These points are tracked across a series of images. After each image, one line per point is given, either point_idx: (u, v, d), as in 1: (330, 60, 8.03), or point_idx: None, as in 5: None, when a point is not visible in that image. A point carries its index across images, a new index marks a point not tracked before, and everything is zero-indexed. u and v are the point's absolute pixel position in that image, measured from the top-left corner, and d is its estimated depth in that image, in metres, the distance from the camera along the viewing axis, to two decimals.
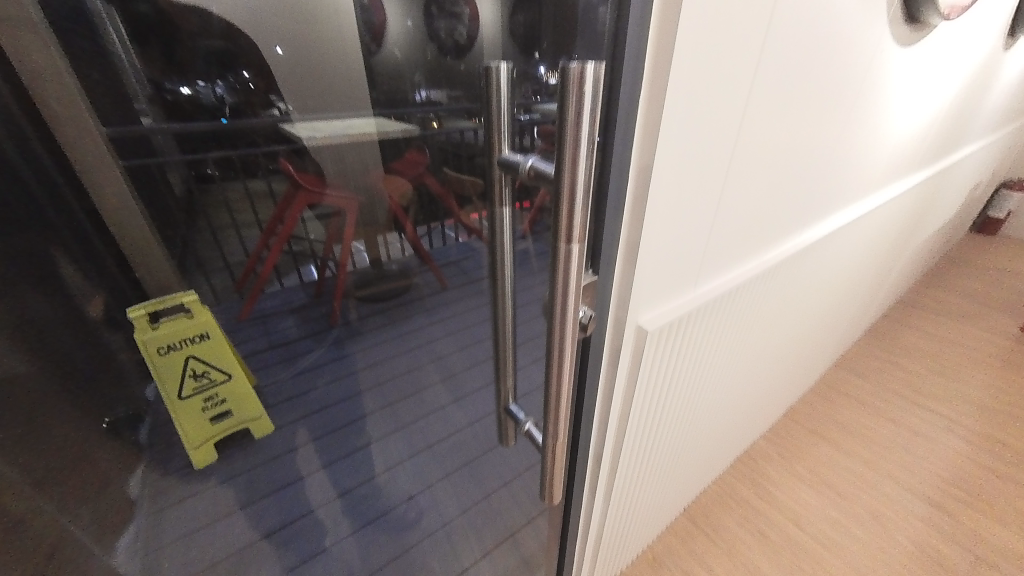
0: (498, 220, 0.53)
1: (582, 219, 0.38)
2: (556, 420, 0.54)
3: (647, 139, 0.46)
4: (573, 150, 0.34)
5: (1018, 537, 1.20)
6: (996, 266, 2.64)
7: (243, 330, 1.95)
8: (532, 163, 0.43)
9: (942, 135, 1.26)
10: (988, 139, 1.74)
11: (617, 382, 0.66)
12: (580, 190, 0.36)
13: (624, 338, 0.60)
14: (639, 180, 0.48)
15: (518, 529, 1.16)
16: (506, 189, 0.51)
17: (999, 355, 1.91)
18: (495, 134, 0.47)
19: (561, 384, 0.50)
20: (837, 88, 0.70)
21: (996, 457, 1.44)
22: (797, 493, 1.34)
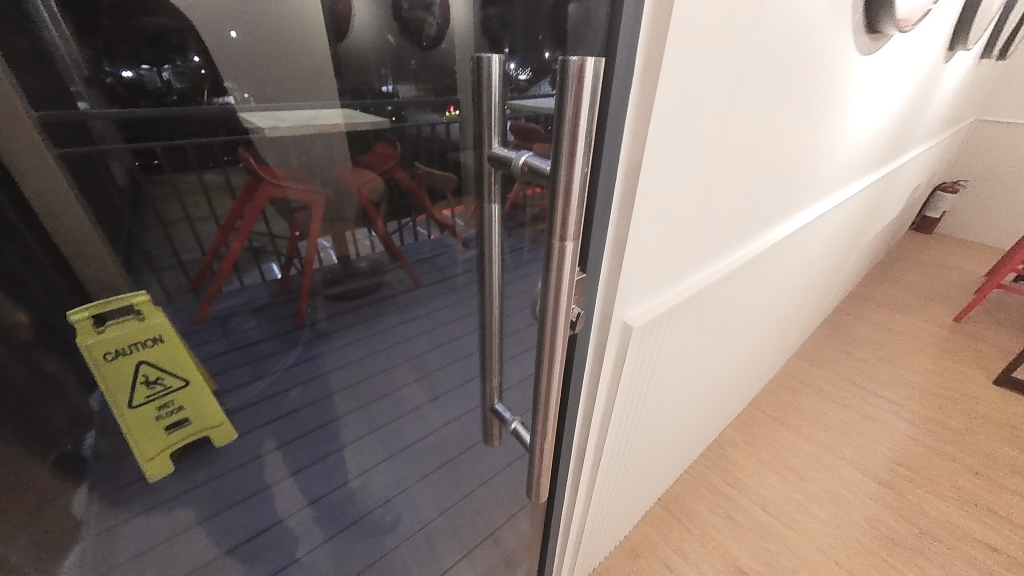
0: (487, 217, 0.52)
1: (577, 216, 0.37)
2: (545, 420, 0.53)
3: (637, 137, 0.46)
4: (571, 145, 0.33)
5: (955, 509, 1.31)
6: (933, 261, 2.87)
7: (200, 332, 1.83)
8: (527, 159, 0.42)
9: (892, 139, 1.35)
10: (928, 145, 1.88)
11: (601, 378, 0.66)
12: (577, 188, 0.35)
13: (610, 335, 0.60)
14: (628, 177, 0.48)
15: (499, 527, 1.16)
16: (495, 185, 0.50)
17: (937, 343, 2.08)
18: (486, 129, 0.46)
19: (550, 385, 0.50)
20: (807, 91, 0.73)
21: (935, 437, 1.57)
22: (761, 477, 1.41)
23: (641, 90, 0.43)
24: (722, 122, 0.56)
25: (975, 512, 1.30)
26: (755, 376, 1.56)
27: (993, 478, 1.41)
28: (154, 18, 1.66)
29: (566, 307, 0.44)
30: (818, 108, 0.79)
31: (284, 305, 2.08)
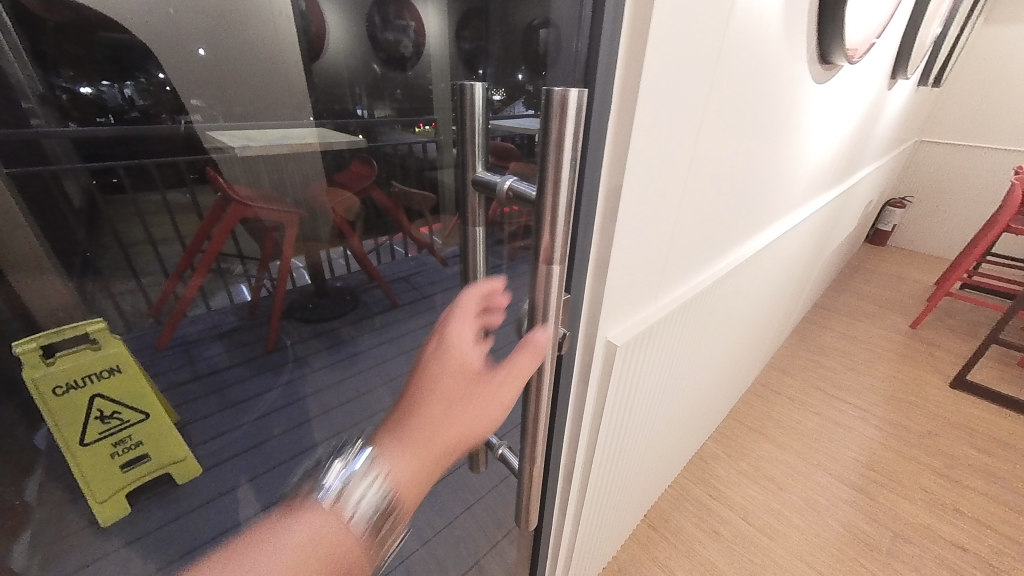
0: (471, 238, 0.52)
1: (563, 241, 0.38)
2: (533, 444, 0.52)
3: (616, 160, 0.47)
4: (555, 169, 0.34)
5: (924, 510, 1.36)
6: (887, 272, 3.04)
7: (162, 360, 1.73)
8: (512, 184, 0.43)
9: (845, 160, 1.44)
10: (877, 164, 2.02)
11: (587, 396, 0.66)
12: (564, 212, 0.35)
13: (594, 354, 0.60)
14: (609, 198, 0.49)
15: (483, 555, 1.13)
16: (480, 207, 0.50)
17: (896, 350, 2.19)
18: (470, 154, 0.46)
19: (538, 408, 0.49)
20: (769, 117, 0.77)
21: (902, 441, 1.63)
22: (742, 489, 1.42)
23: (620, 118, 0.45)
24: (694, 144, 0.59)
25: (944, 513, 1.35)
26: (731, 387, 1.59)
27: (957, 478, 1.48)
28: (120, 34, 1.54)
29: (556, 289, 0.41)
30: (780, 131, 0.84)
31: (254, 329, 2.00)
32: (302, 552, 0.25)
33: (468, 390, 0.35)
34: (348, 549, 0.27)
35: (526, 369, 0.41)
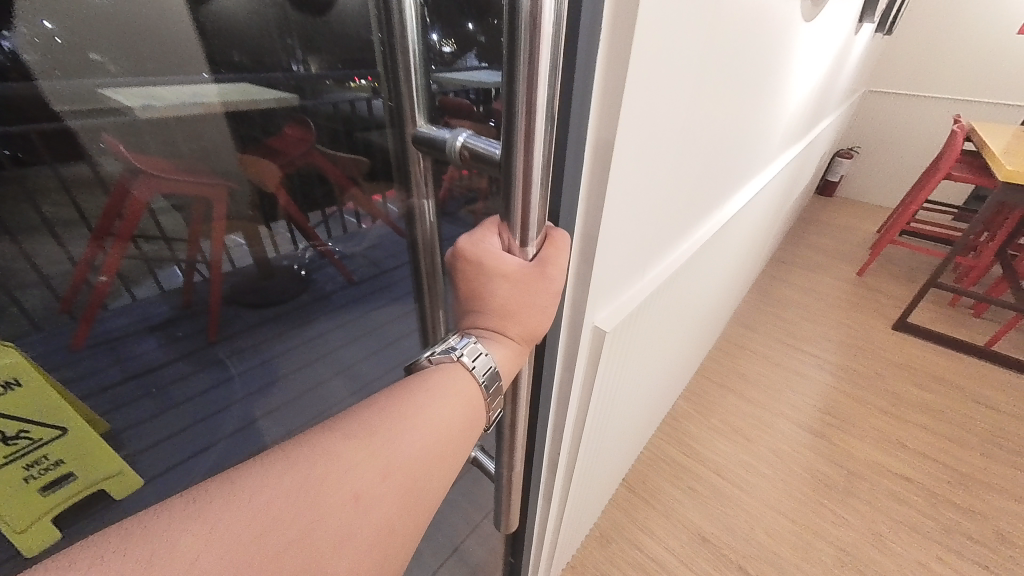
0: (420, 209, 0.52)
1: (542, 197, 0.36)
2: (511, 453, 0.55)
3: (608, 112, 0.37)
4: (529, 115, 0.31)
5: (875, 448, 1.47)
6: (836, 223, 3.18)
7: (82, 363, 1.55)
8: (466, 142, 0.40)
9: (813, 109, 1.40)
10: (836, 114, 2.02)
11: (573, 385, 0.59)
12: (538, 173, 0.33)
13: (580, 342, 0.52)
14: (597, 162, 0.39)
15: (464, 540, 1.09)
16: (426, 174, 0.49)
17: (846, 298, 2.31)
18: (412, 108, 0.44)
19: (516, 413, 0.52)
20: (763, 60, 0.69)
21: (853, 384, 1.74)
22: (713, 443, 1.47)
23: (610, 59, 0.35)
24: (690, 96, 0.50)
25: (892, 450, 1.46)
26: (701, 344, 1.61)
27: (902, 415, 1.60)
28: None
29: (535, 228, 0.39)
30: (767, 81, 0.76)
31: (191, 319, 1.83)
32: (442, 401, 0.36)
33: (519, 274, 0.40)
34: (469, 407, 0.38)
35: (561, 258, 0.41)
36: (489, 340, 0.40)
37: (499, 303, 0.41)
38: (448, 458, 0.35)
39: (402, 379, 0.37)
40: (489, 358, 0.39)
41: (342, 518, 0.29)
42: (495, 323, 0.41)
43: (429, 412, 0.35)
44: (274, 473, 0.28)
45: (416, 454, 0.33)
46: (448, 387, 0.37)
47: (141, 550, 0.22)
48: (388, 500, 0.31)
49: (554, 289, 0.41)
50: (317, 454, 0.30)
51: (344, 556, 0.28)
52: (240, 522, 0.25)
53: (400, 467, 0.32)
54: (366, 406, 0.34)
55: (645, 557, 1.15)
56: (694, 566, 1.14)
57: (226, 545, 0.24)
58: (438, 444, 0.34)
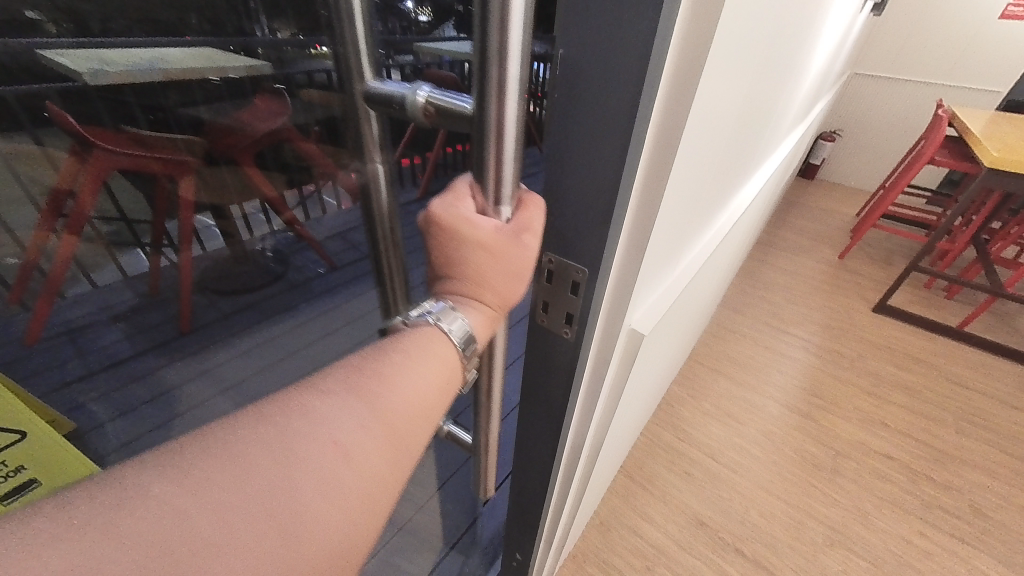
0: (371, 175, 0.47)
1: (516, 161, 0.33)
2: (488, 419, 0.58)
3: (682, 76, 0.28)
4: (501, 65, 0.28)
5: (858, 427, 1.52)
6: (816, 206, 3.23)
7: (36, 359, 1.48)
8: (430, 96, 0.36)
9: (818, 87, 1.35)
10: (830, 94, 1.99)
11: (600, 393, 0.52)
12: (513, 124, 0.31)
13: (612, 348, 0.46)
14: (659, 146, 0.32)
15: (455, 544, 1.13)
16: (377, 134, 0.45)
17: (827, 280, 2.36)
18: (357, 61, 0.40)
19: (492, 377, 0.53)
20: (799, 30, 0.63)
21: (837, 366, 1.79)
22: (707, 427, 1.49)
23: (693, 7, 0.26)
24: (748, 61, 0.42)
25: (876, 430, 1.51)
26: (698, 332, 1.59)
27: (883, 396, 1.65)
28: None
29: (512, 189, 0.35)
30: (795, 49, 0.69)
31: (160, 308, 1.78)
32: (422, 357, 0.35)
33: (493, 238, 0.36)
34: (449, 363, 0.36)
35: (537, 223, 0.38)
36: (464, 306, 0.38)
37: (471, 266, 0.37)
38: (434, 412, 0.34)
39: (382, 338, 0.36)
40: (464, 322, 0.37)
41: (322, 475, 0.27)
42: (465, 288, 0.38)
43: (409, 367, 0.33)
44: (240, 430, 0.26)
45: (399, 408, 0.31)
46: (428, 343, 0.35)
47: (107, 500, 0.21)
48: (374, 456, 0.29)
49: (530, 254, 0.38)
50: (287, 410, 0.28)
51: (329, 511, 0.26)
52: (206, 472, 0.24)
53: (384, 420, 0.30)
54: (344, 363, 0.32)
55: (645, 543, 1.16)
56: (692, 550, 1.16)
57: (192, 495, 0.23)
58: (421, 404, 0.33)
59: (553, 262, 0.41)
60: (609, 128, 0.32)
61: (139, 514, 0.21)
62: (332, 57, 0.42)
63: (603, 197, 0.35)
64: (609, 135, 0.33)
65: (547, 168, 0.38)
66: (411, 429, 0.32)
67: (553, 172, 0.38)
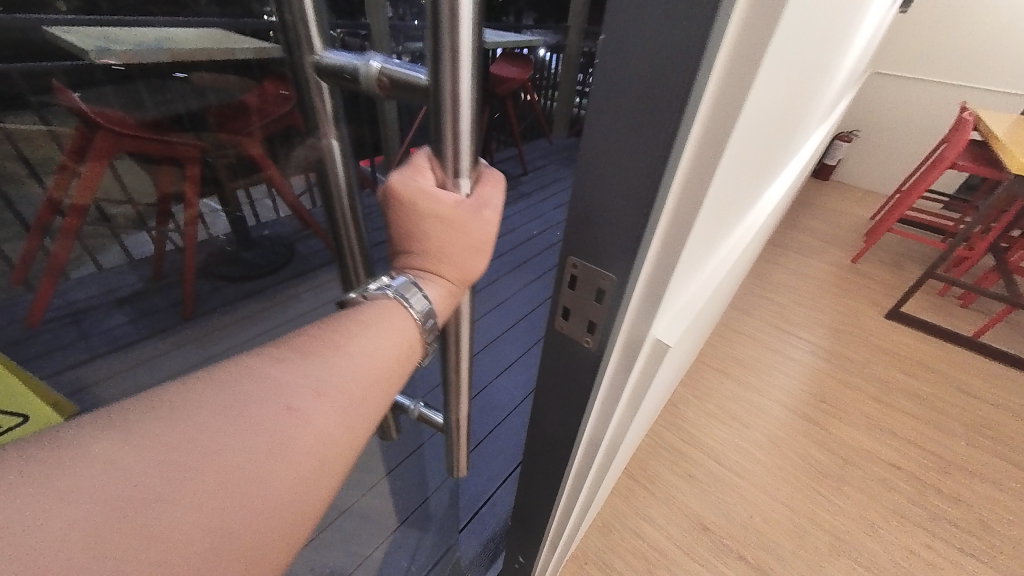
0: (326, 150, 0.47)
1: (470, 137, 0.34)
2: (457, 399, 0.60)
3: (739, 68, 0.25)
4: (453, 30, 0.29)
5: (865, 435, 1.50)
6: (829, 207, 3.17)
7: (41, 341, 1.49)
8: (383, 69, 0.37)
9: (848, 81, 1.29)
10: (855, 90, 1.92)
11: (618, 405, 0.49)
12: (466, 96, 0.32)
13: (636, 359, 0.43)
14: (707, 148, 0.28)
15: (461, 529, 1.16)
16: (327, 106, 0.45)
17: (838, 283, 2.32)
18: (303, 30, 0.40)
19: (458, 357, 0.55)
20: (844, 20, 0.58)
21: (845, 371, 1.76)
22: (710, 429, 1.47)
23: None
24: (801, 50, 0.38)
25: (883, 438, 1.49)
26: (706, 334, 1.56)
27: (892, 403, 1.62)
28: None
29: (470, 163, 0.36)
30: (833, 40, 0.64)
31: (162, 292, 1.78)
32: (378, 329, 0.37)
33: (452, 211, 0.36)
34: (406, 335, 0.38)
35: (495, 199, 0.39)
36: (425, 281, 0.40)
37: (431, 242, 0.38)
38: (391, 378, 0.36)
39: (337, 312, 0.38)
40: (425, 296, 0.39)
41: (272, 434, 0.29)
42: (423, 262, 0.40)
43: (364, 337, 0.36)
44: (190, 397, 0.28)
45: (351, 374, 0.33)
46: (385, 317, 0.38)
47: (51, 456, 0.23)
48: (324, 417, 0.31)
49: (490, 229, 0.39)
50: (238, 377, 0.31)
51: (281, 463, 0.29)
52: (156, 431, 0.26)
53: (330, 385, 0.32)
54: (297, 338, 0.35)
55: (645, 545, 1.15)
56: (692, 554, 1.14)
57: (139, 452, 0.25)
58: (376, 370, 0.35)
59: (578, 265, 0.39)
60: (650, 127, 0.29)
61: (81, 471, 0.23)
62: (278, 25, 0.42)
63: (639, 200, 0.33)
64: (650, 133, 0.30)
65: (580, 166, 0.35)
66: (365, 393, 0.34)
67: (586, 170, 0.35)
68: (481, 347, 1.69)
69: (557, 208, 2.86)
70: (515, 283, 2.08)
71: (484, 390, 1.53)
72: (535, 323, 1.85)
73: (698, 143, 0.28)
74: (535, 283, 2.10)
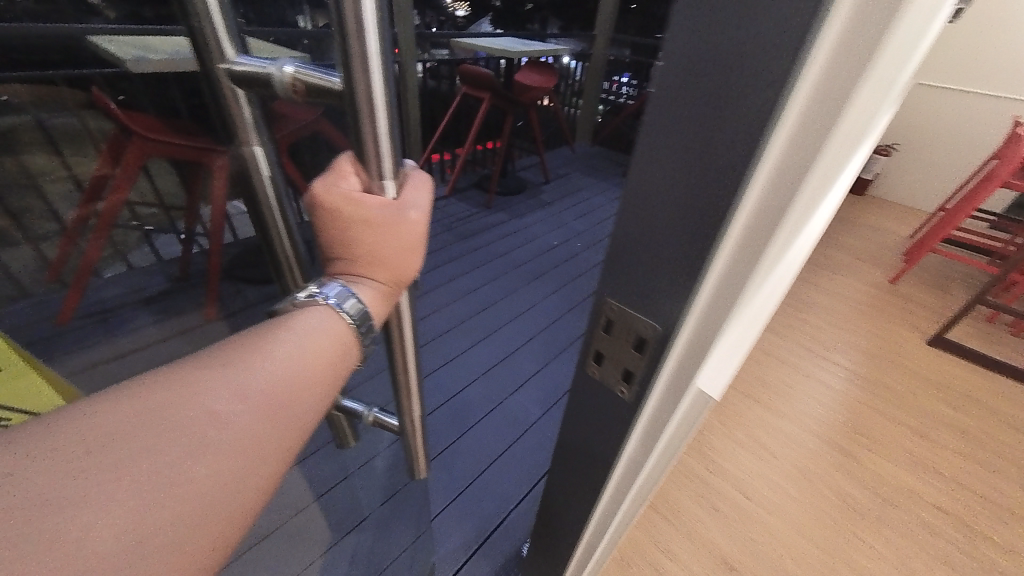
0: (251, 157, 0.51)
1: (390, 135, 0.34)
2: (409, 403, 0.63)
3: (827, 101, 0.22)
4: (359, 33, 0.29)
5: (906, 472, 1.39)
6: (864, 223, 3.03)
7: (72, 337, 1.54)
8: (294, 69, 0.35)
9: None
10: None
11: (653, 456, 0.45)
12: (380, 99, 0.32)
13: (678, 412, 0.39)
14: (781, 191, 0.25)
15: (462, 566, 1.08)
16: (246, 113, 0.47)
17: (874, 304, 2.20)
18: (213, 36, 0.42)
19: (405, 354, 0.55)
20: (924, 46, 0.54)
21: (883, 400, 1.66)
22: (735, 457, 1.40)
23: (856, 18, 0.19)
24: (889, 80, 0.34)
25: (923, 474, 1.39)
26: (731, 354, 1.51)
27: (935, 438, 1.51)
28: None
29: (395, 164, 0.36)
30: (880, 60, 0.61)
31: (187, 293, 1.81)
32: (304, 336, 0.38)
33: (378, 213, 0.37)
34: (335, 342, 0.39)
35: (423, 199, 0.40)
36: (358, 284, 0.40)
37: (362, 250, 0.39)
38: (319, 383, 0.37)
39: (264, 320, 0.39)
40: (359, 301, 0.40)
41: (190, 441, 0.30)
42: (358, 268, 0.40)
43: (289, 344, 0.37)
44: (109, 406, 0.29)
45: (273, 381, 0.34)
46: (313, 327, 0.38)
47: None
48: (243, 425, 0.32)
49: (422, 228, 0.39)
50: (162, 385, 0.31)
51: (197, 465, 0.29)
52: (69, 438, 0.27)
53: (248, 401, 0.33)
54: (222, 345, 0.36)
55: None
56: None
57: (47, 467, 0.25)
58: (300, 375, 0.36)
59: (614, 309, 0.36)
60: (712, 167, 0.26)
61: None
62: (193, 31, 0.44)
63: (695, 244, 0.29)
64: (708, 173, 0.27)
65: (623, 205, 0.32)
66: (291, 397, 0.35)
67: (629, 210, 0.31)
68: (498, 359, 1.66)
69: (579, 218, 2.81)
70: (534, 295, 2.05)
71: (499, 405, 1.49)
72: (554, 336, 1.81)
73: (767, 184, 0.25)
74: (554, 295, 2.06)
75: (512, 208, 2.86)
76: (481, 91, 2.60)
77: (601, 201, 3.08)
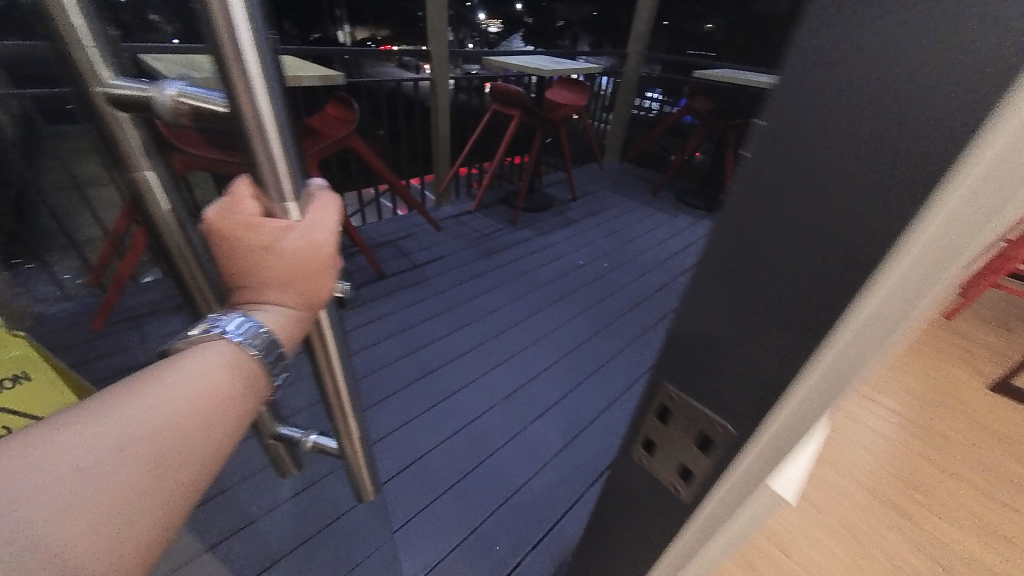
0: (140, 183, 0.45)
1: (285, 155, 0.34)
2: (350, 436, 0.60)
3: (952, 235, 0.21)
4: (230, 24, 0.27)
5: (973, 539, 1.24)
6: None
7: (107, 341, 1.58)
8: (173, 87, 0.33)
9: None
10: None
11: (699, 550, 0.43)
12: (266, 118, 0.31)
13: (739, 509, 0.37)
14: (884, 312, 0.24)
15: None
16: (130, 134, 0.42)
17: (930, 343, 2.02)
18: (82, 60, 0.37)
19: (337, 380, 0.53)
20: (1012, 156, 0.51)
21: (942, 451, 1.50)
22: (775, 509, 1.28)
23: (1005, 158, 0.19)
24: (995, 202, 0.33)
25: (993, 543, 1.23)
26: None
27: (1002, 499, 1.35)
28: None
29: (295, 186, 0.37)
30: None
31: None
32: (205, 371, 0.39)
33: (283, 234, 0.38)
34: (240, 373, 0.40)
35: (326, 221, 0.41)
36: (262, 309, 0.42)
37: (270, 272, 0.41)
38: (216, 420, 0.38)
39: (160, 358, 0.39)
40: (267, 330, 0.41)
41: (77, 485, 0.30)
42: (258, 292, 0.42)
43: (188, 378, 0.37)
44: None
45: (171, 417, 0.35)
46: (215, 359, 0.39)
47: None
48: (134, 466, 0.33)
49: (328, 246, 0.42)
50: (49, 428, 0.31)
51: (78, 514, 0.30)
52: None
53: (136, 441, 0.33)
54: (116, 380, 0.36)
55: None
56: None
57: None
58: (197, 409, 0.37)
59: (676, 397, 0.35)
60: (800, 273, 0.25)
61: None
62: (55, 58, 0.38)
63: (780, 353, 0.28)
64: (800, 278, 0.26)
65: (696, 294, 0.31)
66: (185, 436, 0.36)
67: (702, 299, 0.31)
68: (519, 384, 1.61)
69: (606, 237, 2.75)
70: (558, 316, 1.99)
71: (520, 434, 1.43)
72: (578, 360, 1.75)
73: (873, 313, 0.24)
74: (579, 317, 1.99)
75: (538, 225, 2.82)
76: (512, 108, 2.60)
77: (629, 220, 3.01)
